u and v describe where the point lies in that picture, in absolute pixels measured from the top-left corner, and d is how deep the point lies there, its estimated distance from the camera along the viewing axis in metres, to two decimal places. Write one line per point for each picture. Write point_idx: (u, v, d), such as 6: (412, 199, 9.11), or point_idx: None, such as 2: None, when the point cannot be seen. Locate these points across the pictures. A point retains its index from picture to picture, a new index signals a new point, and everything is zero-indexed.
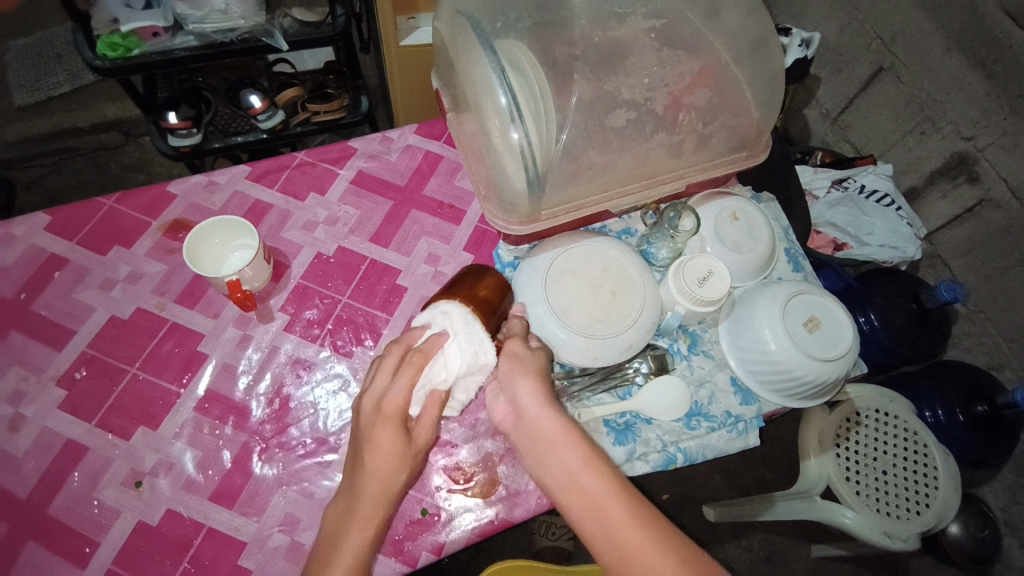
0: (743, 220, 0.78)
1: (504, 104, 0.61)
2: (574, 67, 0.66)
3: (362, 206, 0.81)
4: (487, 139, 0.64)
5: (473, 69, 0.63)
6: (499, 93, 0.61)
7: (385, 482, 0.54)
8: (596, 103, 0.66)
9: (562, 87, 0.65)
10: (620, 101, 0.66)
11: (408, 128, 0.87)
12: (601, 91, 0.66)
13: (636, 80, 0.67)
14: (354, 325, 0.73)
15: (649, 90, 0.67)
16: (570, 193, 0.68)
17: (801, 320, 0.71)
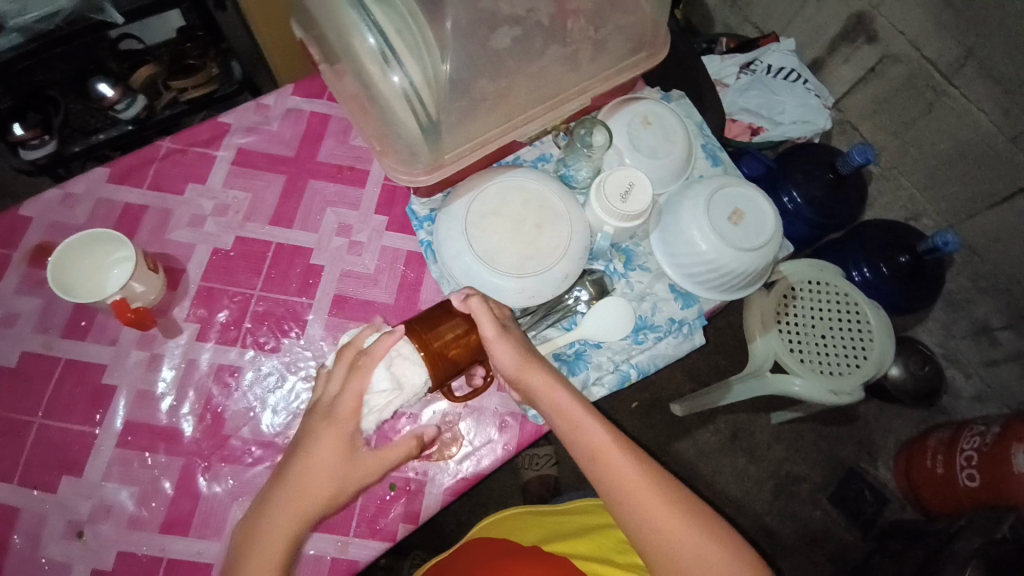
0: (655, 124, 0.76)
1: (373, 45, 0.55)
2: None
3: (252, 186, 0.74)
4: (369, 90, 0.58)
5: (334, 12, 0.56)
6: (366, 32, 0.55)
7: (310, 496, 0.52)
8: (475, 24, 0.58)
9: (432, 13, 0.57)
10: (501, 18, 0.59)
11: (284, 91, 0.78)
12: (475, 10, 0.58)
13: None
14: (275, 317, 0.68)
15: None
16: (470, 129, 0.63)
17: (726, 214, 0.70)
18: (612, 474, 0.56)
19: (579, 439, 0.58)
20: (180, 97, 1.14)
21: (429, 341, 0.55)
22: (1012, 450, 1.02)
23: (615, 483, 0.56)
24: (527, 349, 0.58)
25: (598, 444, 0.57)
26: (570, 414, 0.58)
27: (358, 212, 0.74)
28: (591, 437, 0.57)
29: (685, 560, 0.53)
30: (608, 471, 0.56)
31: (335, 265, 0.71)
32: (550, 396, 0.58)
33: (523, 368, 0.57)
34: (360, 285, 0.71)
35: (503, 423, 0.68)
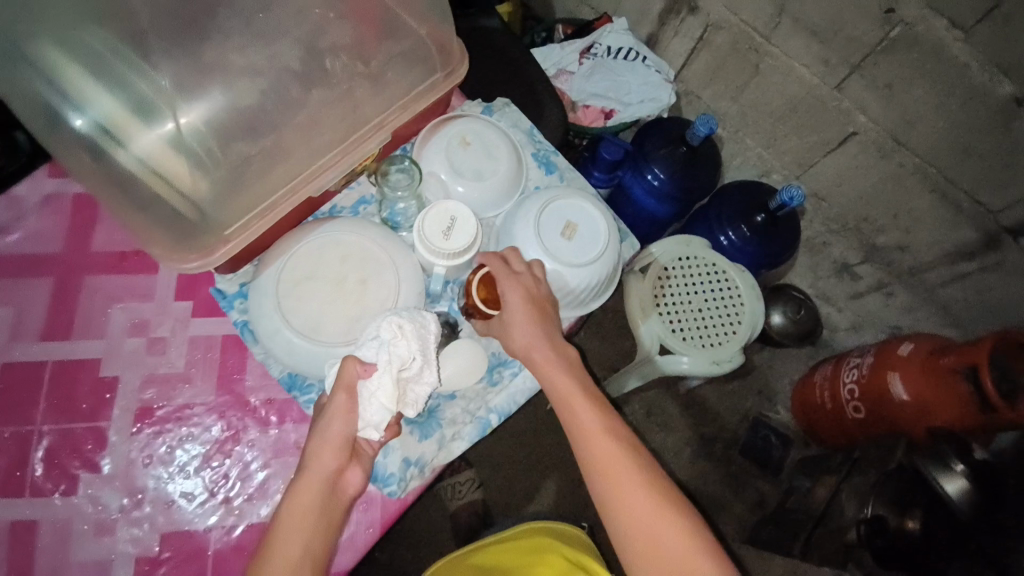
0: (475, 142, 0.71)
1: (85, 129, 0.46)
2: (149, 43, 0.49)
3: (13, 300, 0.62)
4: (101, 177, 0.48)
5: (27, 95, 0.46)
6: (70, 115, 0.46)
7: (314, 484, 0.53)
8: (201, 83, 0.51)
9: (142, 79, 0.49)
10: (234, 71, 0.52)
11: (38, 175, 0.66)
12: (202, 67, 0.51)
13: (242, 38, 0.52)
14: (66, 452, 0.58)
15: (267, 47, 0.53)
16: (245, 199, 0.53)
17: (558, 229, 0.67)
18: (591, 449, 0.56)
19: (571, 417, 0.58)
20: None
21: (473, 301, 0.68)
22: (890, 378, 0.99)
23: (596, 464, 0.55)
24: (540, 324, 0.61)
25: (577, 409, 0.58)
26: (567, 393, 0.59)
27: (152, 303, 0.63)
28: (582, 419, 0.57)
29: (645, 542, 0.51)
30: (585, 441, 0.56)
31: (132, 372, 0.61)
32: (553, 375, 0.60)
33: (533, 346, 0.60)
34: (166, 390, 0.61)
35: (362, 505, 0.61)
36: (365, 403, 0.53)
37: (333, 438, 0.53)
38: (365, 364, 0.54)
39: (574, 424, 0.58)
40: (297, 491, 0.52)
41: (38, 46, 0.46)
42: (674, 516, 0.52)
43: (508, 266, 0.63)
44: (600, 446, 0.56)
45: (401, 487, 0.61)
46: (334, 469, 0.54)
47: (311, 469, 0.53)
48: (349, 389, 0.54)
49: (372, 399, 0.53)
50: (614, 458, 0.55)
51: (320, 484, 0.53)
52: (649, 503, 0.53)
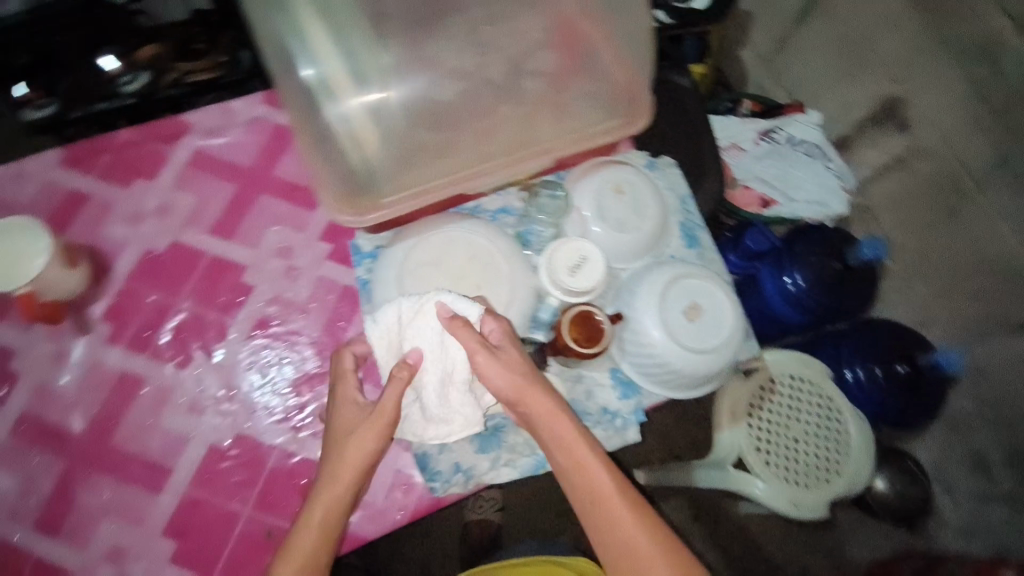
0: (628, 193, 0.71)
1: (309, 78, 0.53)
2: (387, 30, 0.56)
3: (199, 191, 0.71)
4: (303, 118, 0.52)
5: (274, 33, 0.52)
6: (302, 64, 0.53)
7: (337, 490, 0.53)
8: (421, 74, 0.57)
9: (369, 52, 0.56)
10: (446, 69, 0.56)
11: (257, 96, 0.76)
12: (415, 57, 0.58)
13: (459, 43, 0.58)
14: (190, 331, 0.65)
15: (480, 55, 0.58)
16: (408, 178, 0.57)
17: (682, 307, 0.65)
18: (589, 481, 0.54)
19: (582, 480, 0.54)
20: (184, 79, 1.06)
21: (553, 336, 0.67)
22: None
23: (607, 531, 0.53)
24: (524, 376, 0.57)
25: (589, 470, 0.54)
26: (579, 453, 0.54)
27: (302, 235, 0.71)
28: (595, 481, 0.54)
29: None
30: (582, 474, 0.54)
31: (265, 288, 0.68)
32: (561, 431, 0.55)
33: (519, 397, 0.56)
34: (286, 313, 0.68)
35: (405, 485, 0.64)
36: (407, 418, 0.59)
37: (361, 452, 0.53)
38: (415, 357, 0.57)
39: (570, 455, 0.55)
40: (319, 497, 0.52)
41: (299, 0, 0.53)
42: None
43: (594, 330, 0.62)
44: (616, 512, 0.53)
45: (442, 488, 0.61)
46: (357, 481, 0.53)
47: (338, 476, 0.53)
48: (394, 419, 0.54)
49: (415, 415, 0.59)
50: (615, 496, 0.53)
51: (341, 501, 0.52)
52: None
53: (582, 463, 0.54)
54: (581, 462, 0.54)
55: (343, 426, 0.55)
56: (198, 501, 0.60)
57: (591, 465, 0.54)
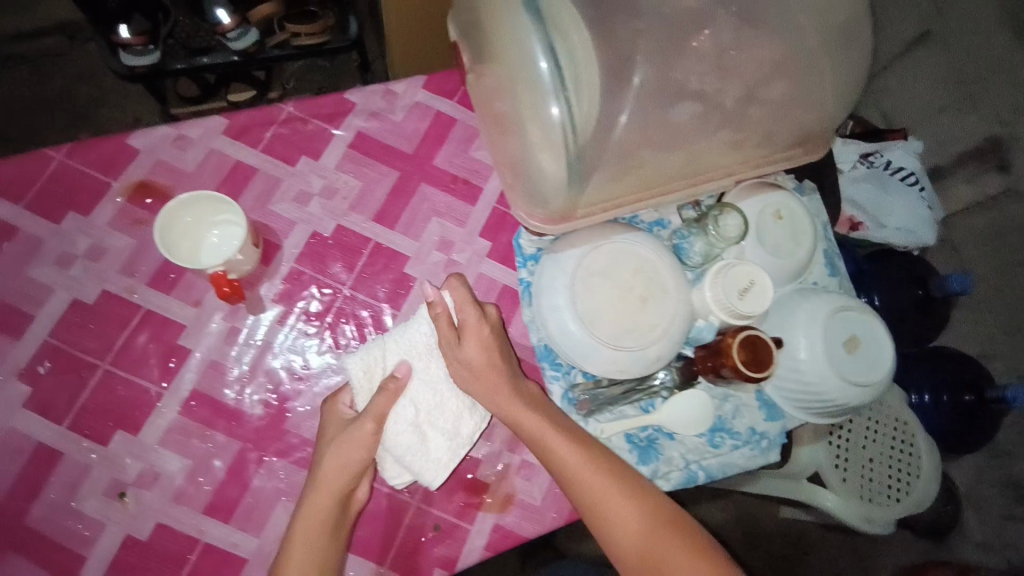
0: (787, 220, 0.72)
1: (545, 70, 0.49)
2: (637, 45, 0.51)
3: (363, 175, 0.71)
4: (526, 111, 0.53)
5: (512, 23, 0.51)
6: (539, 56, 0.49)
7: (324, 500, 0.55)
8: (658, 92, 0.52)
9: (618, 71, 0.51)
10: (685, 92, 0.52)
11: (416, 81, 0.75)
12: (665, 78, 0.51)
13: (707, 66, 0.52)
14: (357, 319, 0.65)
15: (721, 78, 0.52)
16: (611, 191, 0.57)
17: (842, 340, 0.66)
18: (515, 421, 0.59)
19: (525, 432, 0.59)
20: (292, 41, 1.13)
21: (709, 359, 0.66)
22: None
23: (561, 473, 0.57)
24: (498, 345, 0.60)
25: (526, 419, 0.58)
26: (519, 412, 0.59)
27: (463, 230, 0.71)
28: (532, 429, 0.58)
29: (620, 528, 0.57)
30: (511, 421, 0.59)
31: (428, 281, 0.68)
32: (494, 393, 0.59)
33: (482, 363, 0.59)
34: None
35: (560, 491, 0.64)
36: (397, 433, 0.58)
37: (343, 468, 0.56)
38: (403, 372, 0.58)
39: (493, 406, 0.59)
40: (319, 488, 0.56)
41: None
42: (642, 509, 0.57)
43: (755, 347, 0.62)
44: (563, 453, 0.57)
45: None
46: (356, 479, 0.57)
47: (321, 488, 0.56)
48: (381, 420, 0.57)
49: (404, 430, 0.58)
50: (550, 435, 0.58)
51: (335, 493, 0.56)
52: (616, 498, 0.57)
53: (522, 420, 0.58)
54: (517, 416, 0.58)
55: (327, 439, 0.58)
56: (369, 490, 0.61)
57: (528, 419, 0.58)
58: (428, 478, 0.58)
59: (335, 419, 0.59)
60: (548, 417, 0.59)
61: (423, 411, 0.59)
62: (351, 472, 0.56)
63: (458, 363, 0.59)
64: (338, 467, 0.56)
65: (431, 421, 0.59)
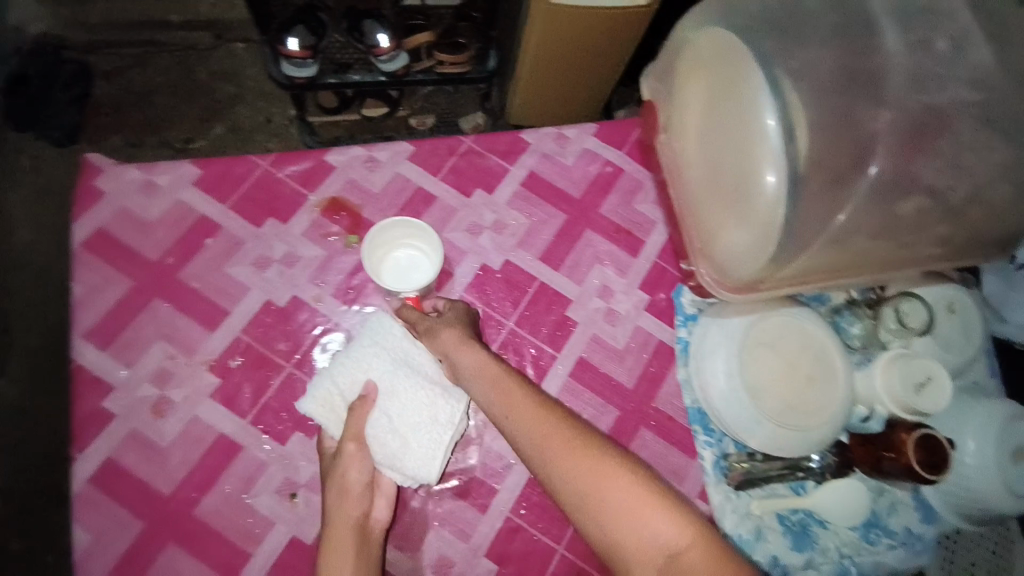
0: (957, 315, 0.70)
1: (778, 138, 0.53)
2: (879, 133, 0.50)
3: (532, 214, 0.72)
4: (745, 179, 0.56)
5: (750, 98, 0.55)
6: (772, 124, 0.53)
7: (345, 521, 0.53)
8: (891, 186, 0.51)
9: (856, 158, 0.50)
10: (918, 186, 0.51)
11: (587, 129, 0.77)
12: (903, 171, 0.50)
13: (944, 163, 0.51)
14: (519, 355, 0.67)
15: (954, 177, 0.52)
16: (810, 271, 0.56)
17: (1017, 453, 0.63)
18: (566, 467, 0.48)
19: (513, 417, 0.52)
20: (435, 68, 1.18)
21: (869, 448, 0.64)
22: None
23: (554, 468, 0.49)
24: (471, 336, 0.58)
25: (517, 403, 0.52)
26: (516, 398, 0.53)
27: (624, 280, 0.71)
28: (524, 412, 0.52)
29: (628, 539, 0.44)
30: (558, 460, 0.48)
31: (588, 326, 0.69)
32: (490, 379, 0.54)
33: (472, 350, 0.57)
34: (606, 357, 0.68)
35: None
36: (380, 441, 0.55)
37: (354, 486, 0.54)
38: (369, 391, 0.57)
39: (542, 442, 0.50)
40: (334, 515, 0.54)
41: (786, 79, 0.53)
42: (652, 507, 0.45)
43: (930, 448, 0.60)
44: (550, 440, 0.49)
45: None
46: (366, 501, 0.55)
47: (337, 513, 0.54)
48: (360, 437, 0.55)
49: (382, 438, 0.55)
50: (540, 422, 0.51)
51: (349, 523, 0.53)
52: (619, 497, 0.46)
53: (516, 406, 0.52)
54: (510, 400, 0.52)
55: (331, 457, 0.57)
56: (518, 531, 0.60)
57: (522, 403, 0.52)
58: (426, 476, 0.56)
59: (324, 457, 0.58)
60: (544, 406, 0.52)
61: (402, 423, 0.56)
62: (360, 491, 0.55)
63: (503, 390, 0.54)
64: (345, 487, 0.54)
65: (411, 423, 0.56)
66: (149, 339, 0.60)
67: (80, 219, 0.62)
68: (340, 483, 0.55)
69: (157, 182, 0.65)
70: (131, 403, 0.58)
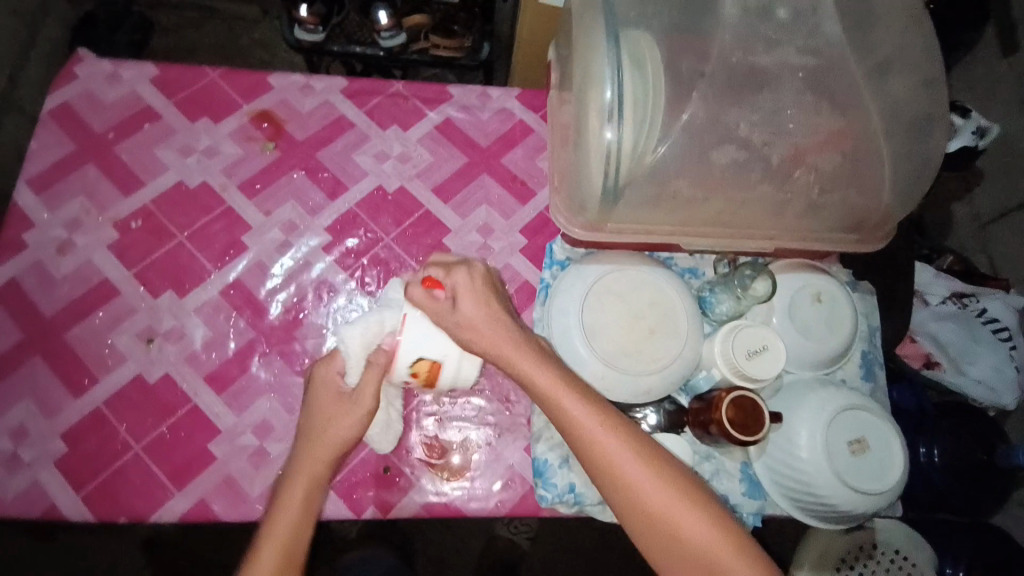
0: (825, 304, 0.69)
1: (608, 99, 0.54)
2: (697, 84, 0.55)
3: (437, 153, 0.79)
4: (581, 130, 0.58)
5: (590, 52, 0.56)
6: (605, 85, 0.54)
7: (318, 465, 0.56)
8: (706, 130, 0.56)
9: (675, 104, 0.55)
10: (732, 136, 0.56)
11: (511, 91, 0.83)
12: (715, 119, 0.55)
13: (760, 117, 0.56)
14: (387, 267, 0.72)
15: (772, 133, 0.56)
16: (643, 217, 0.61)
17: (848, 438, 0.62)
18: (631, 482, 0.51)
19: (553, 410, 0.54)
20: (431, 50, 1.29)
21: (699, 408, 0.66)
22: None
23: (603, 467, 0.52)
24: (494, 307, 0.57)
25: (563, 404, 0.53)
26: (560, 396, 0.53)
27: (506, 222, 0.76)
28: (569, 412, 0.53)
29: (674, 540, 0.50)
30: (632, 489, 0.51)
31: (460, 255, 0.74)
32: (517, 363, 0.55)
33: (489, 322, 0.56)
34: None
35: (510, 482, 0.65)
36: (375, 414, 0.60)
37: (331, 437, 0.56)
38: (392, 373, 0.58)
39: (616, 475, 0.51)
40: (297, 481, 0.55)
41: (623, 42, 0.55)
42: (694, 511, 0.50)
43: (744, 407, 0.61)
44: (601, 438, 0.52)
45: (551, 501, 0.64)
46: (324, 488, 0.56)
47: (314, 458, 0.56)
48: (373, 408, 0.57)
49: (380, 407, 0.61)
50: (592, 425, 0.52)
51: (322, 470, 0.56)
52: (667, 498, 0.51)
53: (564, 407, 0.53)
54: (548, 389, 0.54)
55: (321, 406, 0.57)
56: None
57: (569, 404, 0.53)
58: (378, 444, 0.63)
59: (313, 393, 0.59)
60: (592, 402, 0.53)
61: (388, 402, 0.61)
62: (345, 440, 0.56)
63: (567, 406, 0.53)
64: (336, 435, 0.56)
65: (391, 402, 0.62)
66: (74, 193, 0.71)
67: (51, 93, 0.75)
68: (328, 430, 0.56)
69: (120, 73, 0.77)
70: (42, 240, 0.69)
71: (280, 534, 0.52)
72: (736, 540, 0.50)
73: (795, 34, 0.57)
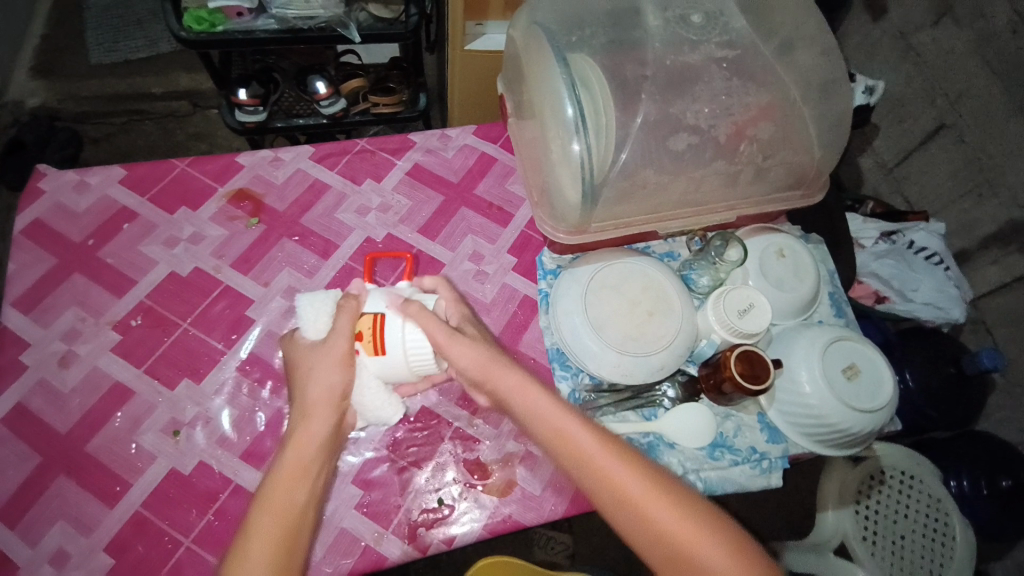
0: (790, 258, 0.77)
1: (570, 114, 0.60)
2: (643, 87, 0.63)
3: (415, 197, 0.84)
4: (550, 146, 0.63)
5: (545, 78, 0.63)
6: (566, 104, 0.60)
7: (310, 426, 0.55)
8: (660, 125, 0.63)
9: (629, 108, 0.63)
10: (683, 125, 0.64)
11: (467, 129, 0.90)
12: (665, 114, 0.63)
13: (704, 105, 0.64)
14: None
15: (713, 117, 0.64)
16: (620, 210, 0.67)
17: (841, 366, 0.70)
18: (597, 474, 0.50)
19: (521, 409, 0.54)
20: (372, 110, 1.35)
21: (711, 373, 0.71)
22: None
23: (570, 458, 0.51)
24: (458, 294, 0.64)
25: (528, 402, 0.54)
26: (527, 395, 0.54)
27: (494, 246, 0.81)
28: (537, 409, 0.53)
29: (647, 531, 0.48)
30: (601, 480, 0.50)
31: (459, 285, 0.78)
32: (479, 361, 0.57)
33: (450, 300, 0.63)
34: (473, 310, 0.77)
35: (559, 484, 0.68)
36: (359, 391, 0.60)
37: (319, 389, 0.57)
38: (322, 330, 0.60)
39: (584, 463, 0.51)
40: (279, 472, 0.52)
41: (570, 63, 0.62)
42: (662, 498, 0.49)
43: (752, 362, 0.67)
44: (567, 432, 0.52)
45: None
46: (311, 475, 0.52)
47: (314, 408, 0.56)
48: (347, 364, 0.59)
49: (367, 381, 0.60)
50: (558, 416, 0.53)
51: (317, 434, 0.54)
52: (636, 485, 0.49)
53: (530, 405, 0.54)
54: (513, 389, 0.55)
55: (309, 365, 0.59)
56: (383, 461, 0.67)
57: (535, 400, 0.54)
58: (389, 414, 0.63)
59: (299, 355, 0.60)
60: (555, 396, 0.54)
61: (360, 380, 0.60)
62: (343, 371, 0.58)
63: (526, 399, 0.54)
64: (331, 374, 0.58)
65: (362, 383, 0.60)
66: (64, 305, 0.71)
67: (19, 213, 0.75)
68: (321, 377, 0.57)
69: (88, 181, 0.78)
70: (41, 357, 0.68)
71: (273, 498, 0.50)
72: (708, 526, 0.48)
73: (712, 33, 0.66)
